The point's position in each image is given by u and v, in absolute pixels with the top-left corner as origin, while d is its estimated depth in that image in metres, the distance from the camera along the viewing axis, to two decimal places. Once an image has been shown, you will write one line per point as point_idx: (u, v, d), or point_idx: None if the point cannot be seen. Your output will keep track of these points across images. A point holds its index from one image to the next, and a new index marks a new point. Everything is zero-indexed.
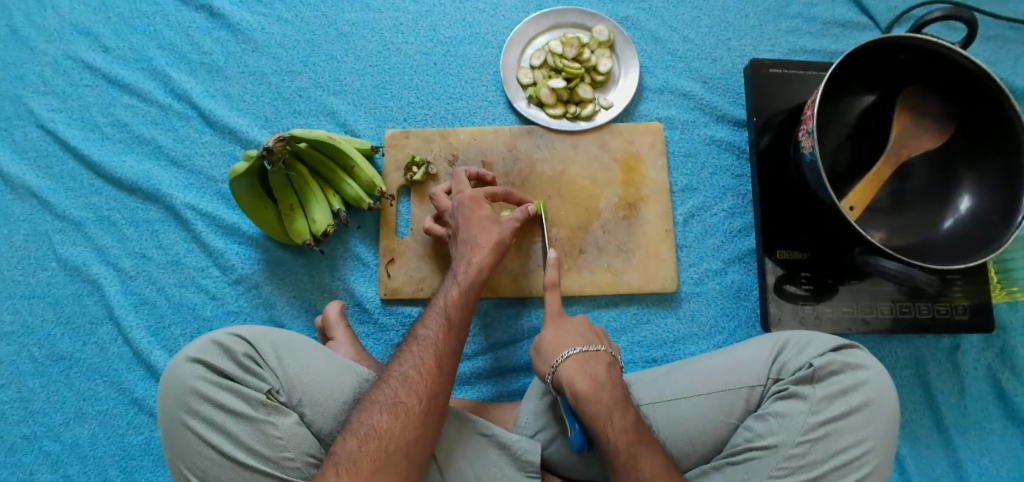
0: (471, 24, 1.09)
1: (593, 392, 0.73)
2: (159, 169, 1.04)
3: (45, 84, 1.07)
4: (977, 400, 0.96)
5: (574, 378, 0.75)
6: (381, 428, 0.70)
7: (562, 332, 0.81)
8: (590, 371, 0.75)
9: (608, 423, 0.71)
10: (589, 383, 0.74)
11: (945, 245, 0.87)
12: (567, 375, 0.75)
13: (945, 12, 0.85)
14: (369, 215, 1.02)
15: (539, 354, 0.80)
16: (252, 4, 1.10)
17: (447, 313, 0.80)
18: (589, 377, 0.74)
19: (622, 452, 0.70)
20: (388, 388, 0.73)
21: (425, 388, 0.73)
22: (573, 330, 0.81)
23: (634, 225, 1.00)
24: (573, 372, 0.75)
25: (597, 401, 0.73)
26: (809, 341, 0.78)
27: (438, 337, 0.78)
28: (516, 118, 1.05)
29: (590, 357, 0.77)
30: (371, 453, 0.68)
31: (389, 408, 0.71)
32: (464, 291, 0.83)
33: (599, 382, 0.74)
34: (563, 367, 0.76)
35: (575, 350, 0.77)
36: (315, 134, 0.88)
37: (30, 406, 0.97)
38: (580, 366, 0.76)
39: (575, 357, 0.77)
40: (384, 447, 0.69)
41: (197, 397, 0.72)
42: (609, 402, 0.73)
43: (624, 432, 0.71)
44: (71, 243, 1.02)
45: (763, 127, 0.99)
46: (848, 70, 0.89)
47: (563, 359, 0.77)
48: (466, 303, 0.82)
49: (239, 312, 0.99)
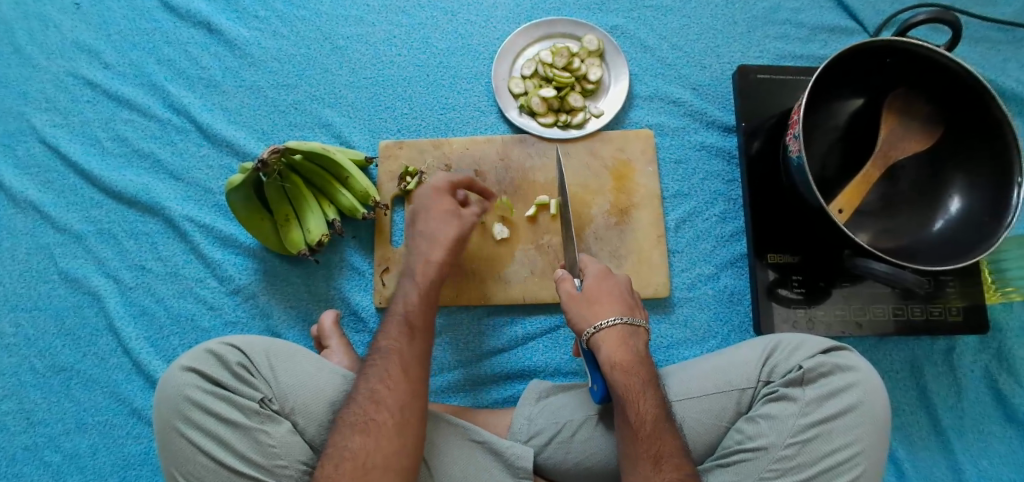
0: (462, 36, 1.11)
1: (629, 364, 0.74)
2: (157, 182, 1.06)
3: (47, 100, 1.10)
4: (974, 403, 0.95)
5: (613, 349, 0.75)
6: (356, 448, 0.69)
7: (602, 295, 0.79)
8: (630, 345, 0.76)
9: (638, 398, 0.72)
10: (628, 355, 0.75)
11: (937, 247, 0.87)
12: (606, 344, 0.75)
13: (929, 15, 0.85)
14: (363, 224, 1.04)
15: (578, 306, 0.79)
16: (249, 19, 1.12)
17: (406, 320, 0.81)
18: (627, 351, 0.75)
19: (646, 429, 0.70)
20: (358, 408, 0.72)
21: (395, 400, 0.74)
22: (611, 296, 0.80)
23: (626, 230, 1.00)
24: (609, 342, 0.75)
25: (632, 374, 0.73)
26: (800, 343, 0.78)
27: (399, 347, 0.78)
28: (508, 128, 1.07)
29: (631, 331, 0.77)
30: (348, 475, 0.68)
31: (360, 427, 0.71)
32: (423, 293, 0.85)
33: (637, 357, 0.75)
34: (602, 334, 0.76)
35: (621, 320, 0.77)
36: (310, 146, 0.89)
37: (32, 418, 0.98)
38: (623, 340, 0.76)
39: (619, 327, 0.76)
40: (361, 466, 0.68)
41: (191, 406, 0.73)
42: (644, 378, 0.74)
43: (652, 407, 0.72)
44: (72, 255, 1.04)
45: (752, 132, 1.00)
46: (834, 75, 0.89)
47: (612, 325, 0.76)
48: (425, 307, 0.84)
49: (236, 323, 1.00)
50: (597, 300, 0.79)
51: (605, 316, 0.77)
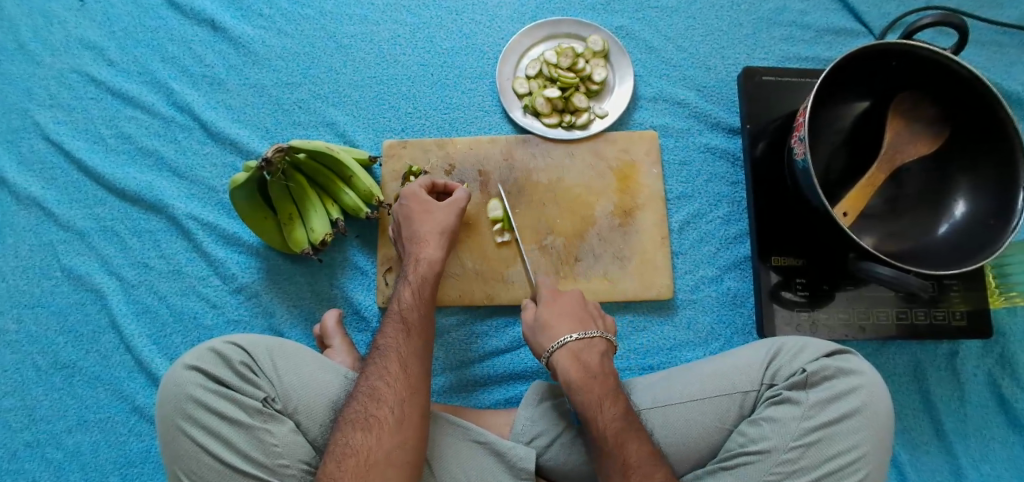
0: (467, 35, 1.11)
1: (585, 381, 0.75)
2: (160, 179, 1.06)
3: (50, 97, 1.09)
4: (977, 407, 0.95)
5: (568, 368, 0.76)
6: (358, 445, 0.70)
7: (558, 311, 0.81)
8: (583, 359, 0.77)
9: (597, 412, 0.73)
10: (581, 371, 0.76)
11: (941, 251, 0.86)
12: (560, 362, 0.77)
13: (935, 18, 0.85)
14: (367, 223, 1.04)
15: (535, 331, 0.81)
16: (254, 17, 1.12)
17: (402, 316, 0.81)
18: (581, 367, 0.76)
19: (608, 442, 0.71)
20: (359, 405, 0.73)
21: (395, 396, 0.73)
22: (567, 311, 0.81)
23: (629, 232, 1.00)
24: (564, 360, 0.77)
25: (588, 390, 0.74)
26: (803, 347, 0.78)
27: (398, 343, 0.78)
28: (513, 128, 1.07)
29: (585, 345, 0.78)
30: (350, 471, 0.68)
31: (362, 425, 0.71)
32: (415, 289, 0.85)
33: (592, 372, 0.76)
34: (557, 355, 0.77)
35: (573, 337, 0.78)
36: (314, 145, 0.88)
37: (33, 414, 0.98)
38: (574, 356, 0.77)
39: (569, 345, 0.77)
40: (363, 462, 0.69)
41: (194, 404, 0.73)
42: (601, 393, 0.74)
43: (614, 420, 0.72)
44: (74, 252, 1.03)
45: (758, 134, 0.99)
46: (841, 77, 0.89)
47: (560, 344, 0.77)
48: (421, 302, 0.84)
49: (238, 321, 1.00)
50: (550, 320, 0.80)
51: (557, 336, 0.79)
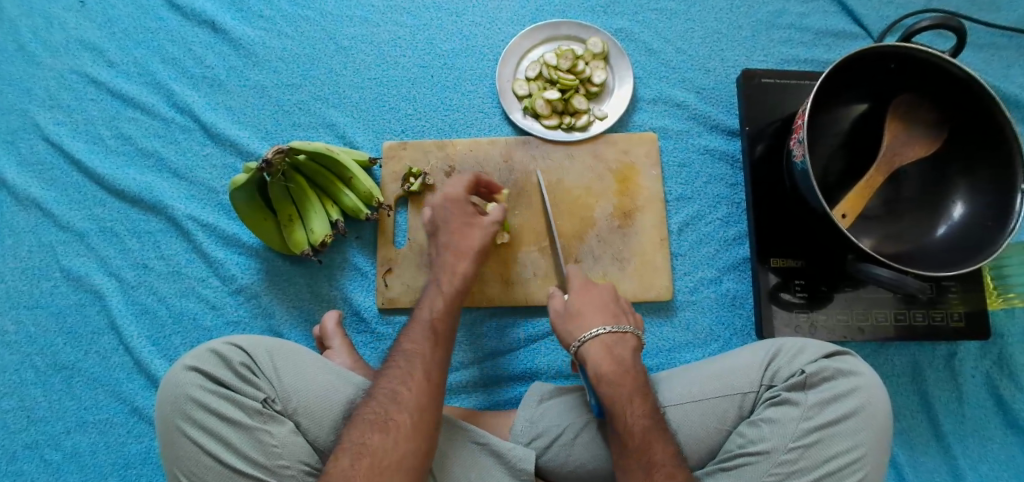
0: (467, 37, 1.11)
1: (617, 374, 0.75)
2: (160, 180, 1.06)
3: (50, 98, 1.09)
4: (975, 408, 0.95)
5: (601, 360, 0.76)
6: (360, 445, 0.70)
7: (587, 305, 0.81)
8: (615, 353, 0.77)
9: (626, 407, 0.72)
10: (613, 364, 0.75)
11: (940, 252, 0.87)
12: (592, 354, 0.76)
13: (934, 21, 0.85)
14: (367, 224, 1.04)
15: (564, 324, 0.81)
16: (254, 19, 1.12)
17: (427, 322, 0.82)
18: (613, 360, 0.76)
19: (635, 438, 0.71)
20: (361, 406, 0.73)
21: (410, 400, 0.74)
22: (591, 307, 0.81)
23: (629, 233, 1.00)
24: (596, 352, 0.76)
25: (619, 384, 0.74)
26: (802, 348, 0.78)
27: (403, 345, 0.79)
28: (513, 129, 1.07)
29: (617, 339, 0.78)
30: (364, 471, 0.68)
31: (367, 424, 0.71)
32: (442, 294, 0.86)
33: (625, 366, 0.76)
34: (588, 346, 0.77)
35: (605, 329, 0.78)
36: (314, 146, 0.89)
37: (32, 415, 0.98)
38: (608, 349, 0.77)
39: (602, 337, 0.77)
40: (378, 463, 0.68)
41: (194, 405, 0.73)
42: (631, 388, 0.74)
43: (643, 416, 0.72)
44: (74, 253, 1.03)
45: (756, 136, 1.00)
46: (839, 79, 0.90)
47: (594, 335, 0.77)
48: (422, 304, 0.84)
49: (238, 322, 1.00)
50: (579, 314, 0.81)
51: (590, 329, 0.79)
